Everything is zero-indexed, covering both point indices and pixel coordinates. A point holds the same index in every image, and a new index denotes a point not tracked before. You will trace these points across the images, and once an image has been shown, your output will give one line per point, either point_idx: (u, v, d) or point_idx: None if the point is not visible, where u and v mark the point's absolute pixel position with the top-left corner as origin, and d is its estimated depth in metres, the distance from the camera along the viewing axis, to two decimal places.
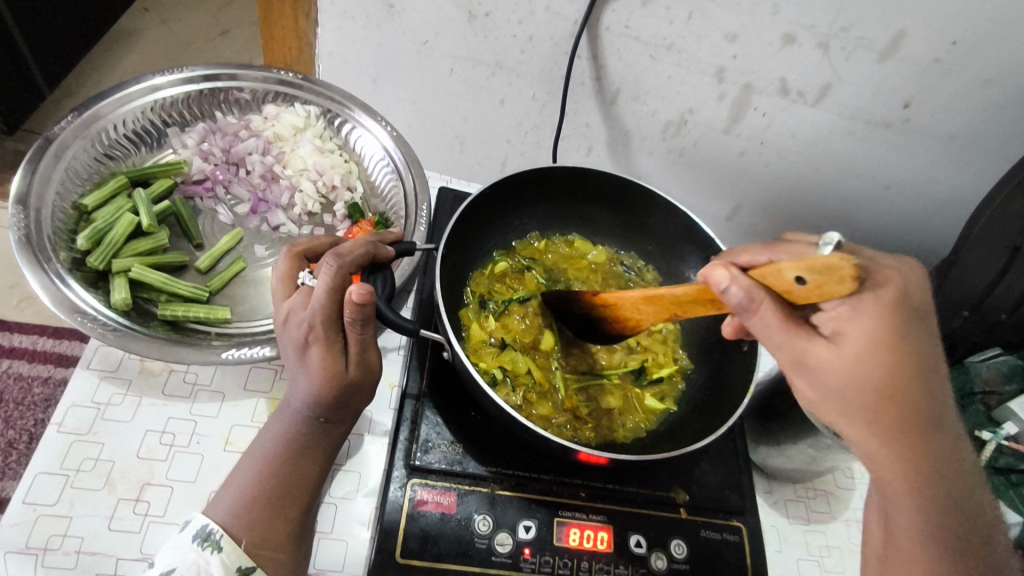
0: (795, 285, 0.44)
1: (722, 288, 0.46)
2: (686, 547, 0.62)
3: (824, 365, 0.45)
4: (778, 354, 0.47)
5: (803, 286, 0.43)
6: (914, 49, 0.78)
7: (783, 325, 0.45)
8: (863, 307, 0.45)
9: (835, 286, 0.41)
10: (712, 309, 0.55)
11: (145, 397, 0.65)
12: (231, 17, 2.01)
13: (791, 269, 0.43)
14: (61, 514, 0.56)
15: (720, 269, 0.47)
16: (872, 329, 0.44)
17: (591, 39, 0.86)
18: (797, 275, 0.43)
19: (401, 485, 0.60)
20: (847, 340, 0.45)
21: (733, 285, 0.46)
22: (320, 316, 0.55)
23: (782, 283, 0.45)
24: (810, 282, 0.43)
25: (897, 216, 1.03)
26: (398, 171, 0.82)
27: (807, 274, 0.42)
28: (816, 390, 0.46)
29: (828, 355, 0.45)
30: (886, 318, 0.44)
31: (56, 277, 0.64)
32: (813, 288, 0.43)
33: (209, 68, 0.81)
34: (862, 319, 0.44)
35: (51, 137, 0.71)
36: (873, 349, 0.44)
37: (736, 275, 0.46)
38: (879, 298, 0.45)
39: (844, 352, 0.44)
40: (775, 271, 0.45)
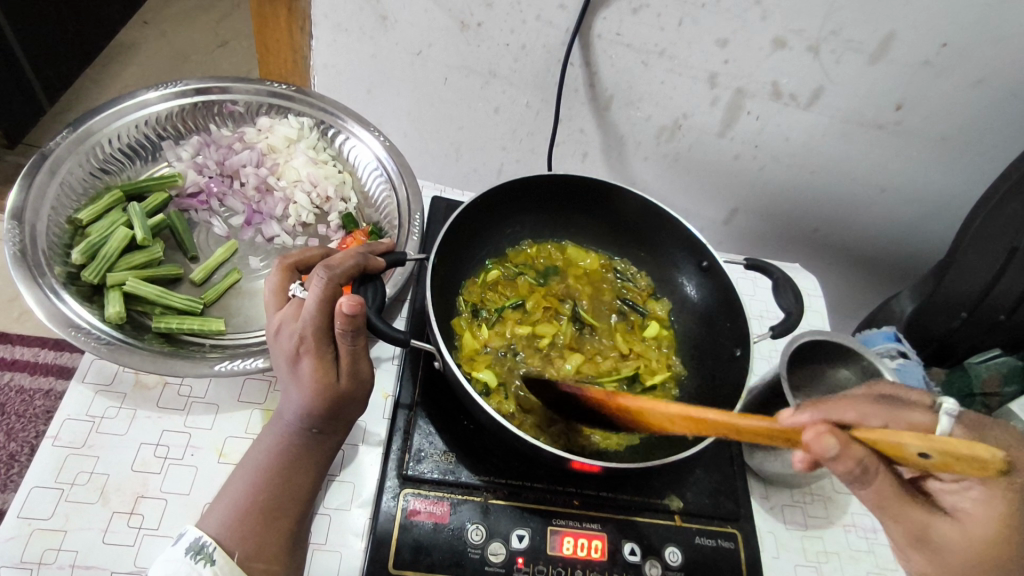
0: (914, 458, 0.41)
1: (818, 449, 0.43)
2: (681, 554, 0.62)
3: (946, 539, 0.45)
4: (894, 526, 0.47)
5: (925, 462, 0.41)
6: (906, 51, 0.78)
7: (894, 496, 0.45)
8: (988, 487, 0.44)
9: (969, 469, 0.39)
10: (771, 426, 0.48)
11: (139, 410, 0.65)
12: (229, 28, 2.02)
13: (913, 443, 0.41)
14: (56, 528, 0.56)
15: (825, 434, 0.43)
16: (992, 509, 0.44)
17: (583, 46, 0.86)
18: (919, 451, 0.41)
19: (394, 495, 0.60)
20: (970, 519, 0.45)
21: (841, 455, 0.42)
22: (311, 328, 0.55)
23: (892, 447, 0.42)
24: (934, 460, 0.40)
25: (894, 218, 1.02)
26: (391, 181, 0.82)
27: (932, 453, 0.40)
28: (932, 567, 0.45)
29: (950, 532, 0.45)
30: (1017, 503, 0.43)
31: (51, 292, 0.64)
32: (937, 465, 0.40)
33: (202, 82, 0.82)
34: (991, 501, 0.44)
35: (46, 153, 0.71)
36: (995, 534, 0.44)
37: (838, 439, 0.42)
38: (1012, 487, 0.43)
39: (962, 530, 0.45)
40: (890, 442, 0.42)
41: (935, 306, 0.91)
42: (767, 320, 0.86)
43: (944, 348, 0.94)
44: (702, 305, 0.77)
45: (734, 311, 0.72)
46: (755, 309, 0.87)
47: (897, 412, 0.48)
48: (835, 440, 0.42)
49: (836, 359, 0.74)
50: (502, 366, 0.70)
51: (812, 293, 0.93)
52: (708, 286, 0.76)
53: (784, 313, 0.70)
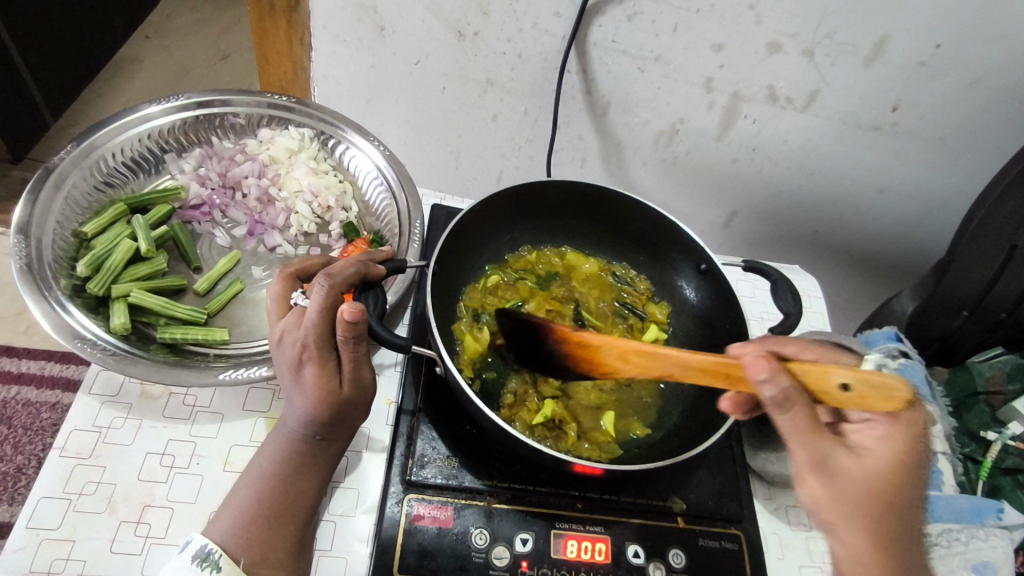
0: (835, 389, 0.49)
1: (760, 379, 0.47)
2: (685, 556, 0.62)
3: (845, 469, 0.48)
4: (799, 455, 0.48)
5: (844, 392, 0.49)
6: (900, 52, 0.78)
7: (808, 427, 0.47)
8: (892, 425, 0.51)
9: (880, 400, 0.48)
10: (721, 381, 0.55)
11: (145, 420, 0.66)
12: (230, 41, 2.04)
13: (839, 374, 0.49)
14: (65, 538, 0.57)
15: (761, 360, 0.48)
16: (892, 439, 0.50)
17: (580, 53, 0.87)
18: (843, 381, 0.49)
19: (398, 500, 0.61)
20: (867, 455, 0.49)
21: (772, 381, 0.47)
22: (313, 335, 0.56)
23: (820, 380, 0.49)
24: (854, 392, 0.49)
25: (893, 218, 1.03)
26: (391, 189, 0.83)
27: (856, 384, 0.48)
28: (830, 491, 0.48)
29: (850, 464, 0.48)
30: (911, 442, 0.50)
31: (57, 304, 0.65)
32: (854, 396, 0.49)
33: (202, 95, 0.83)
34: (891, 439, 0.50)
35: (51, 168, 0.72)
36: (889, 464, 0.49)
37: (776, 373, 0.47)
38: (912, 421, 0.51)
39: (860, 460, 0.49)
40: (819, 372, 0.49)
41: (935, 306, 0.90)
42: (767, 321, 0.86)
43: (946, 347, 0.94)
44: (702, 308, 0.77)
45: (733, 311, 0.72)
46: (755, 311, 0.87)
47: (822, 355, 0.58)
48: (772, 365, 0.47)
49: None
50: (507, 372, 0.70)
51: (812, 294, 0.94)
52: (707, 289, 0.77)
53: (783, 314, 0.71)
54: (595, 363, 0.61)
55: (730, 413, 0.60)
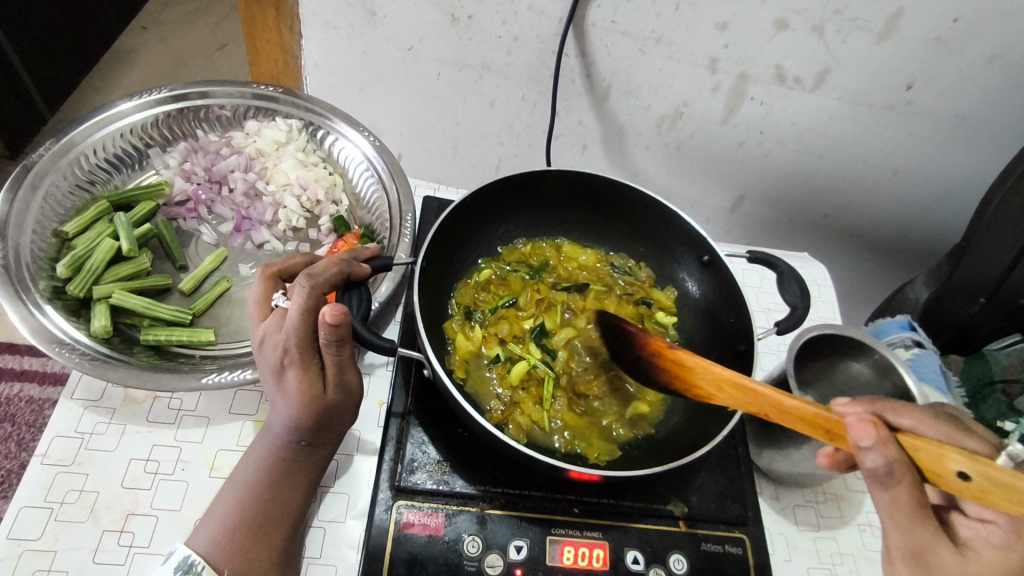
0: (951, 474, 0.42)
1: (862, 446, 0.43)
2: (686, 562, 0.60)
3: (943, 567, 0.44)
4: (897, 539, 0.45)
5: (963, 481, 0.41)
6: (915, 28, 0.74)
7: (910, 510, 0.44)
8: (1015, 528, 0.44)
9: (1004, 501, 0.39)
10: (822, 434, 0.49)
11: (129, 425, 0.64)
12: (228, 30, 2.01)
13: (956, 461, 0.41)
14: (46, 548, 0.55)
15: (866, 424, 0.44)
16: (1005, 554, 0.43)
17: (578, 35, 0.83)
18: (961, 469, 0.41)
19: (386, 507, 0.59)
20: (977, 558, 0.44)
21: (876, 449, 0.43)
22: (295, 339, 0.53)
23: (933, 460, 0.42)
24: (974, 483, 0.41)
25: (908, 202, 0.99)
26: (381, 180, 0.80)
27: (973, 469, 0.40)
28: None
29: (954, 564, 0.44)
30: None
31: (34, 307, 0.63)
32: (974, 489, 0.41)
33: (181, 87, 0.80)
34: (1009, 548, 0.44)
35: (29, 166, 0.70)
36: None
37: (886, 440, 0.43)
38: None
39: (964, 564, 0.44)
40: (933, 453, 0.43)
41: (950, 293, 0.87)
42: (774, 313, 0.83)
43: (962, 334, 0.91)
44: (706, 301, 0.74)
45: (737, 305, 0.69)
46: (762, 303, 0.84)
47: (953, 435, 0.48)
48: (878, 429, 0.43)
49: (847, 352, 0.71)
50: (501, 372, 0.67)
51: (821, 283, 0.90)
52: (710, 281, 0.74)
53: (790, 307, 0.68)
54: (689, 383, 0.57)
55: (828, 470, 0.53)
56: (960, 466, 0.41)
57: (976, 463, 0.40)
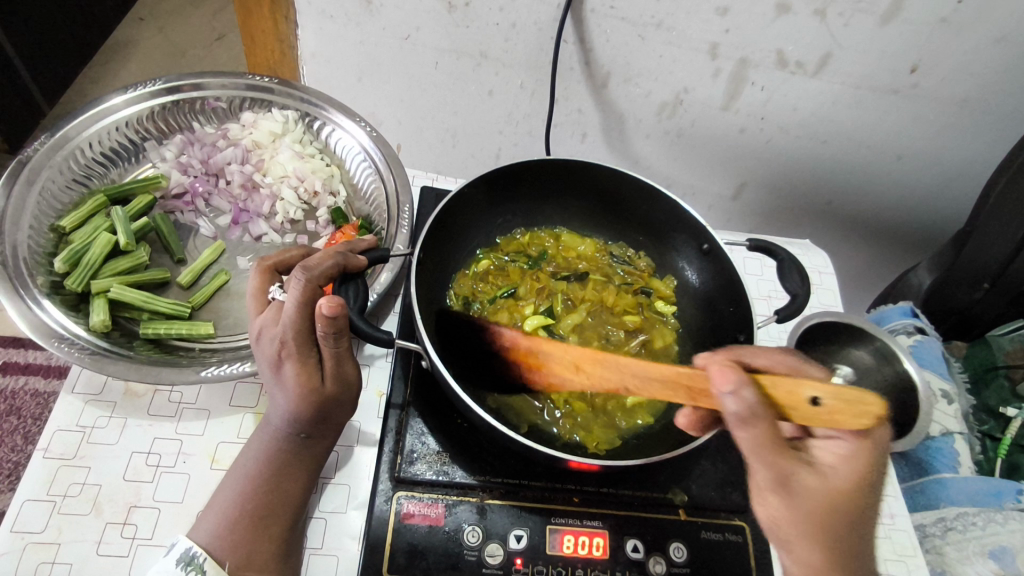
0: (805, 404, 0.44)
1: (724, 392, 0.43)
2: (686, 550, 0.60)
3: (804, 488, 0.45)
4: (762, 472, 0.45)
5: (814, 407, 0.44)
6: (919, 10, 0.73)
7: (770, 441, 0.44)
8: (856, 443, 0.47)
9: (852, 416, 0.44)
10: (684, 397, 0.53)
11: (130, 419, 0.64)
12: (225, 20, 1.99)
13: (811, 388, 0.44)
14: (50, 541, 0.56)
15: (726, 371, 0.44)
16: (851, 465, 0.47)
17: (577, 21, 0.82)
18: (814, 396, 0.44)
19: (387, 498, 0.59)
20: (831, 471, 0.46)
21: (735, 394, 0.43)
22: (291, 332, 0.53)
23: (790, 394, 0.44)
24: (828, 405, 0.44)
25: (911, 186, 0.98)
26: (377, 170, 0.80)
27: (829, 395, 0.44)
28: (786, 511, 0.45)
29: (814, 482, 0.45)
30: (868, 469, 0.47)
31: (32, 301, 0.64)
32: (827, 412, 0.44)
33: (175, 79, 0.80)
34: (852, 459, 0.47)
35: (24, 161, 0.70)
36: (847, 488, 0.46)
37: (742, 384, 0.43)
38: (870, 445, 0.47)
39: (823, 480, 0.46)
40: (789, 388, 0.44)
41: (953, 279, 0.86)
42: (775, 300, 0.83)
43: (965, 320, 0.91)
44: (705, 290, 0.74)
45: (737, 294, 0.69)
46: (763, 290, 0.84)
47: (800, 370, 0.51)
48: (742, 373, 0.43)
49: (848, 339, 0.70)
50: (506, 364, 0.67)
51: (822, 270, 0.90)
52: (709, 270, 0.73)
53: (790, 295, 0.67)
54: (538, 363, 0.61)
55: (687, 429, 0.58)
56: (814, 392, 0.44)
57: (836, 390, 0.44)
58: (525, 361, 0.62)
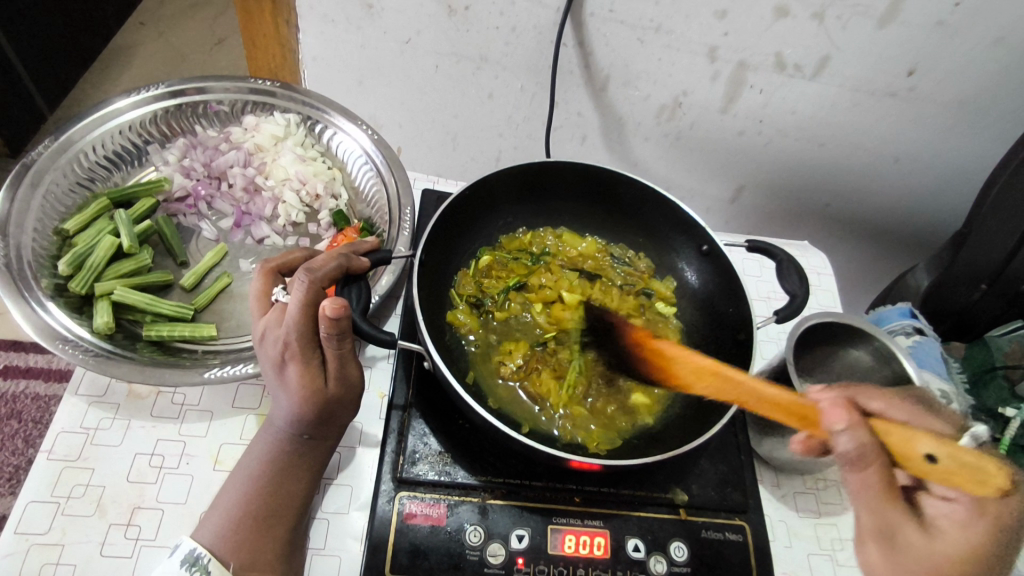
0: (919, 457, 0.45)
1: (836, 430, 0.46)
2: (687, 549, 0.60)
3: (909, 546, 0.44)
4: (865, 518, 0.46)
5: (929, 463, 0.45)
6: (916, 13, 0.74)
7: (881, 490, 0.45)
8: (976, 508, 0.44)
9: (971, 481, 0.44)
10: (796, 421, 0.54)
11: (134, 420, 0.64)
12: (226, 24, 2.00)
13: (927, 444, 0.45)
14: (54, 542, 0.56)
15: (837, 410, 0.47)
16: (969, 532, 0.44)
17: (576, 25, 0.83)
18: (931, 452, 0.45)
19: (389, 498, 0.59)
20: (943, 535, 0.44)
21: (847, 433, 0.46)
22: (295, 333, 0.54)
23: (900, 442, 0.46)
24: (941, 464, 0.44)
25: (909, 188, 0.98)
26: (379, 173, 0.81)
27: (942, 450, 0.45)
28: (890, 564, 0.44)
29: (920, 542, 0.44)
30: (990, 537, 0.43)
31: (37, 304, 0.64)
32: (940, 472, 0.44)
33: (178, 83, 0.81)
34: (971, 527, 0.44)
35: (28, 163, 0.71)
36: (963, 555, 0.42)
37: (855, 424, 0.46)
38: (999, 515, 0.44)
39: (930, 542, 0.44)
40: (904, 436, 0.46)
41: (952, 279, 0.87)
42: (774, 302, 0.83)
43: (963, 320, 0.91)
44: (705, 290, 0.74)
45: (737, 295, 0.69)
46: (762, 292, 0.84)
47: (922, 417, 0.51)
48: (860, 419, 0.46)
49: (847, 340, 0.71)
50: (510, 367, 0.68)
51: (821, 271, 0.90)
52: (709, 270, 0.74)
53: (788, 296, 0.68)
54: (670, 374, 0.63)
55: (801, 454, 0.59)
56: (928, 445, 0.45)
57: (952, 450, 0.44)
58: (656, 357, 0.65)
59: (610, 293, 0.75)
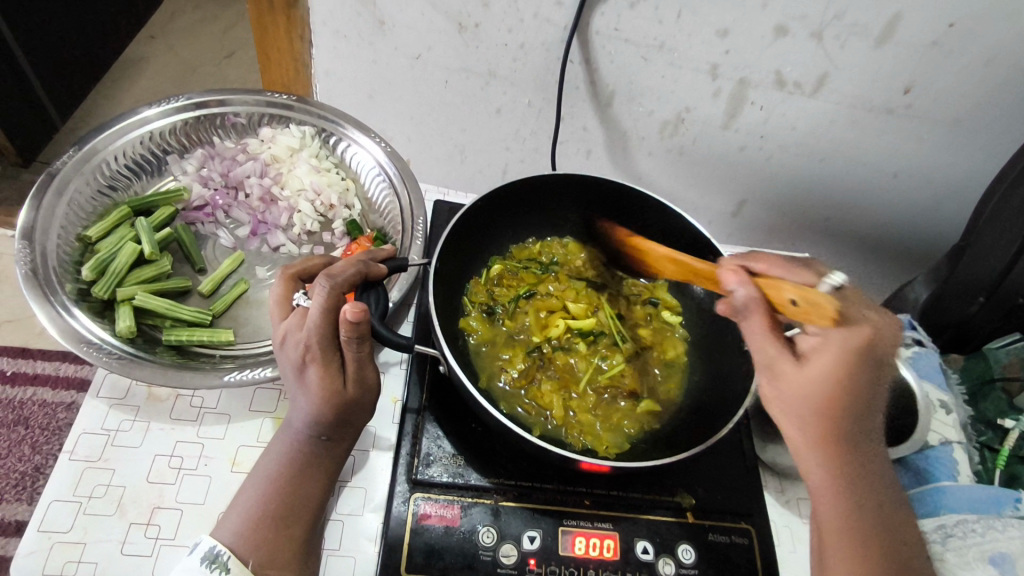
0: (788, 304, 0.53)
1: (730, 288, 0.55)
2: (694, 552, 0.62)
3: (788, 376, 0.52)
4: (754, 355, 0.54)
5: (792, 305, 0.53)
6: (912, 33, 0.76)
7: (766, 334, 0.53)
8: (831, 342, 0.51)
9: (819, 317, 0.52)
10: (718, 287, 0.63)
11: (153, 422, 0.66)
12: (234, 38, 2.04)
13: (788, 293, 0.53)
14: (76, 540, 0.57)
15: (733, 273, 0.56)
16: (836, 357, 0.50)
17: (582, 43, 0.86)
18: (792, 297, 0.53)
19: (404, 499, 0.61)
20: (810, 362, 0.52)
21: (740, 288, 0.54)
22: (316, 336, 0.55)
23: (773, 292, 0.54)
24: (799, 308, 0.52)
25: (907, 202, 1.01)
26: (392, 184, 0.83)
27: (798, 297, 0.52)
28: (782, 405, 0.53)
29: (798, 378, 0.51)
30: (845, 360, 0.50)
31: (61, 308, 0.66)
32: (799, 312, 0.53)
33: (200, 95, 0.83)
34: (827, 350, 0.51)
35: (53, 172, 0.73)
36: (826, 385, 0.51)
37: (742, 281, 0.54)
38: (847, 339, 0.50)
39: (803, 368, 0.52)
40: (772, 284, 0.54)
41: (951, 292, 0.88)
42: None
43: (962, 332, 0.92)
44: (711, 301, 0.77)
45: None
46: None
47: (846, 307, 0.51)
48: (785, 283, 0.54)
49: None
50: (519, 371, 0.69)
51: None
52: None
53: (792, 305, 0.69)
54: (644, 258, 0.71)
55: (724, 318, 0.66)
56: (789, 289, 0.53)
57: (803, 290, 0.52)
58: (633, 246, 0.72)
59: (615, 302, 0.77)
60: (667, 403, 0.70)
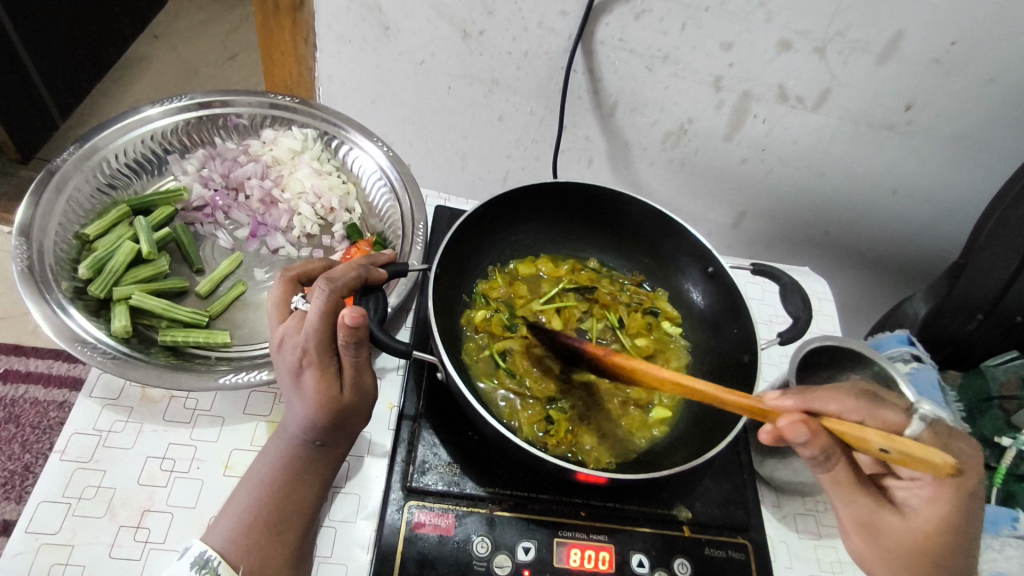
0: (875, 450, 0.44)
1: (800, 444, 0.46)
2: (690, 566, 0.61)
3: (890, 528, 0.49)
4: (845, 513, 0.51)
5: (883, 452, 0.44)
6: (915, 50, 0.77)
7: (849, 483, 0.49)
8: (938, 487, 0.49)
9: (920, 463, 0.42)
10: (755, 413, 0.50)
11: (147, 423, 0.65)
12: (238, 41, 2.04)
13: (876, 441, 0.44)
14: (64, 543, 0.56)
15: (799, 423, 0.46)
16: (937, 507, 0.48)
17: (586, 52, 0.86)
18: (880, 446, 0.43)
19: (398, 507, 0.60)
20: (915, 513, 0.50)
21: (809, 442, 0.46)
22: (313, 341, 0.55)
23: (857, 440, 0.45)
24: (892, 455, 0.43)
25: (906, 219, 1.01)
26: (394, 190, 0.83)
27: (893, 449, 0.43)
28: (876, 548, 0.50)
29: (896, 524, 0.49)
30: (960, 507, 0.48)
31: (57, 307, 0.65)
32: (895, 460, 0.43)
33: (204, 96, 0.83)
34: (937, 501, 0.49)
35: (53, 169, 0.72)
36: (935, 528, 0.48)
37: (816, 433, 0.46)
38: (958, 489, 0.48)
39: (906, 520, 0.49)
40: (855, 436, 0.45)
41: (948, 309, 0.87)
42: (776, 324, 0.85)
43: (961, 349, 0.91)
44: (711, 312, 0.76)
45: (742, 317, 0.71)
46: (764, 315, 0.86)
47: (877, 408, 0.49)
48: (900, 423, 0.48)
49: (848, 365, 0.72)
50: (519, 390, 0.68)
51: (822, 297, 0.92)
52: (715, 291, 0.76)
53: (792, 318, 0.69)
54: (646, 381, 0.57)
55: (771, 446, 0.50)
56: (914, 433, 0.48)
57: (895, 439, 0.43)
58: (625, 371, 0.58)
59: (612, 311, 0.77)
60: (675, 410, 0.71)
